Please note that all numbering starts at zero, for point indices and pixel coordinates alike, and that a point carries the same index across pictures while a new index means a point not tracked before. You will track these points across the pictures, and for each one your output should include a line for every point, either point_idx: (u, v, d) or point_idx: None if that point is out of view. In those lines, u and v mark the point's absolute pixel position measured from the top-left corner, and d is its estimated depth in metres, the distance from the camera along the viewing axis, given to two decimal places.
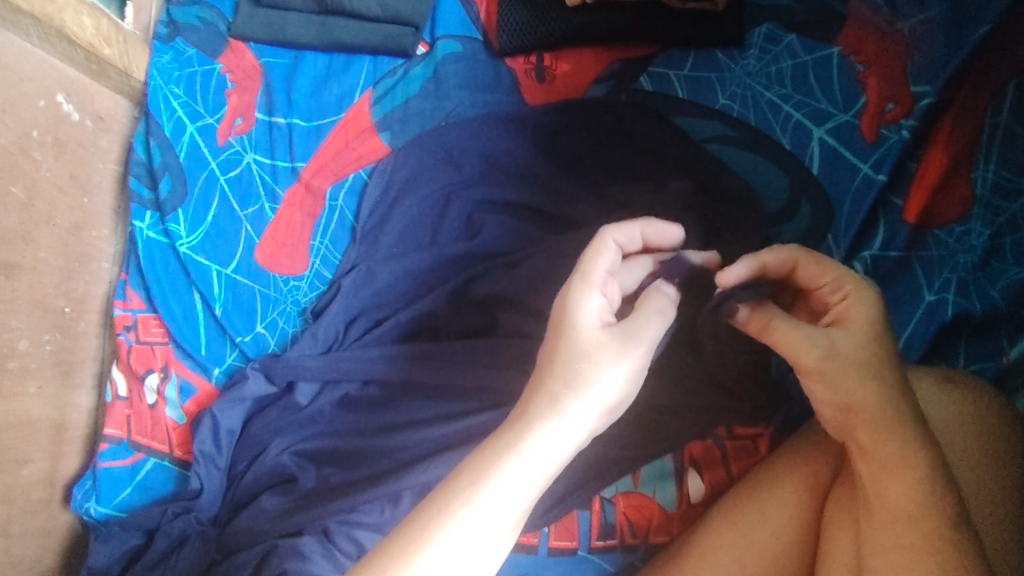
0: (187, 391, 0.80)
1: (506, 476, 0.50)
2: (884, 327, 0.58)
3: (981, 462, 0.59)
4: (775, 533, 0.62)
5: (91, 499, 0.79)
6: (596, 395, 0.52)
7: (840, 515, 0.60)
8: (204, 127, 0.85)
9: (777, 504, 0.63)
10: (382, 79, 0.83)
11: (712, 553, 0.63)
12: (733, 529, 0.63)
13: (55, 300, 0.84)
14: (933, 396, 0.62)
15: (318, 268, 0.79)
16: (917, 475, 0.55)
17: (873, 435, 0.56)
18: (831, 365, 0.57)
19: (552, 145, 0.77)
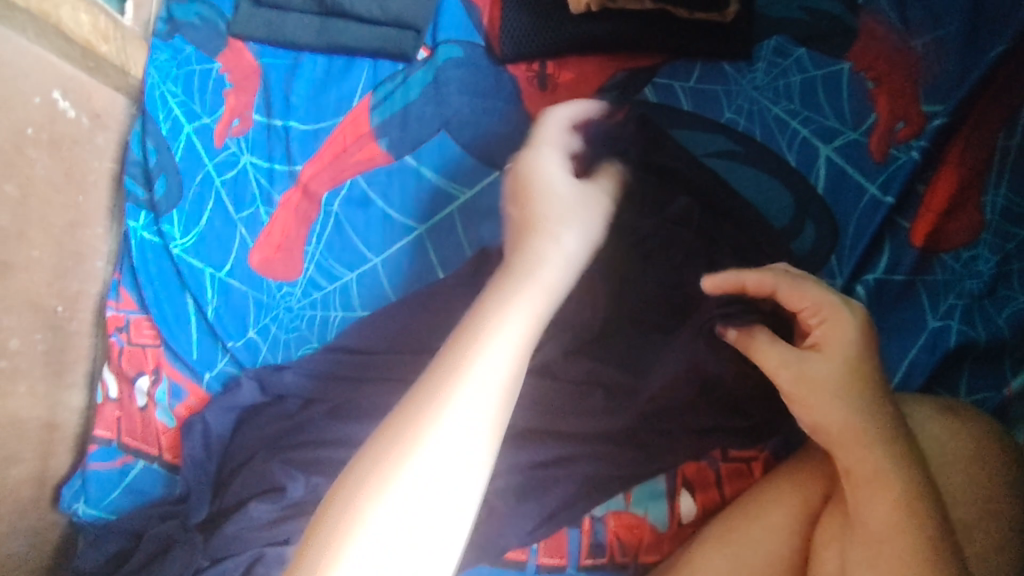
0: (178, 395, 0.79)
1: (463, 413, 0.49)
2: (865, 351, 0.56)
3: (978, 496, 0.58)
4: (765, 559, 0.61)
5: (81, 500, 0.79)
6: (545, 278, 0.57)
7: (828, 541, 0.58)
8: (201, 128, 0.83)
9: (765, 530, 0.62)
10: (382, 83, 0.80)
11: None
12: (721, 553, 0.62)
13: (47, 299, 0.83)
14: (930, 426, 0.60)
15: (313, 274, 0.78)
16: (904, 501, 0.54)
17: (857, 454, 0.55)
18: (806, 388, 0.56)
19: None
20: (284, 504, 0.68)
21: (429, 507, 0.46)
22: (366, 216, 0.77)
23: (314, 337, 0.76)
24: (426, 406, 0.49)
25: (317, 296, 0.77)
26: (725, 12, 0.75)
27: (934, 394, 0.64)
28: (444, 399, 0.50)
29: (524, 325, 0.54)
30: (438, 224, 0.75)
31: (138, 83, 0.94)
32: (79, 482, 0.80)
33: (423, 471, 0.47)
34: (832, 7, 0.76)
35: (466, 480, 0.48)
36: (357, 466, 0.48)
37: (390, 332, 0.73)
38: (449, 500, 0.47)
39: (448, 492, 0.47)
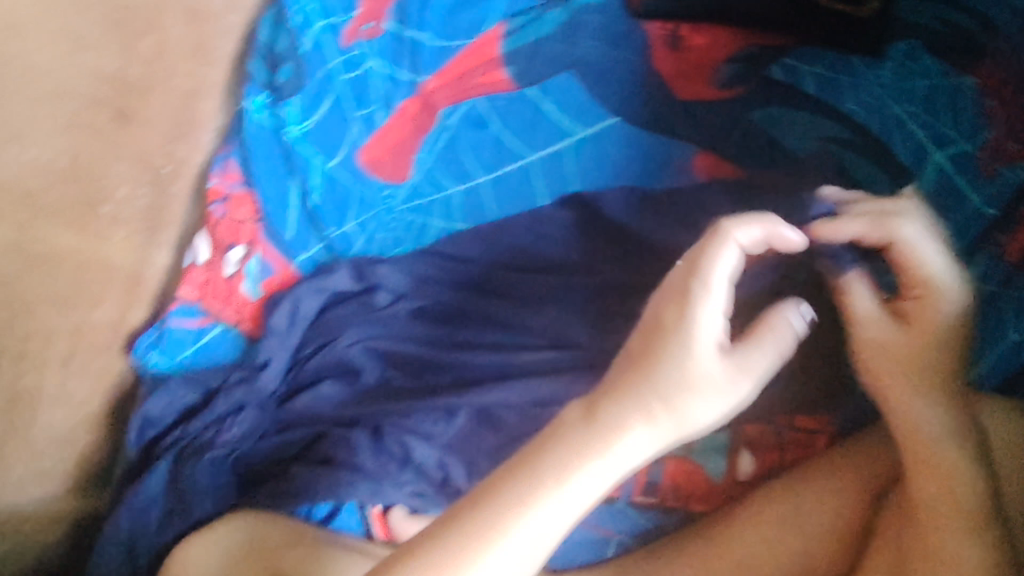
0: (268, 271, 0.82)
1: (584, 487, 0.57)
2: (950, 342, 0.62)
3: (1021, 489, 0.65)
4: (820, 523, 0.66)
5: (153, 350, 0.82)
6: (688, 421, 0.59)
7: (890, 520, 0.63)
8: (334, 24, 0.85)
9: (818, 495, 0.66)
10: (518, 14, 0.82)
11: (753, 528, 0.67)
12: (777, 510, 0.67)
13: (156, 158, 0.85)
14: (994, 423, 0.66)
15: (420, 182, 0.79)
16: (965, 487, 0.59)
17: (928, 445, 0.61)
18: (876, 341, 0.63)
19: (675, 112, 0.76)
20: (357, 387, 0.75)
21: (530, 545, 0.56)
22: (479, 136, 0.78)
23: (407, 242, 0.79)
24: (559, 468, 0.57)
25: (419, 202, 0.79)
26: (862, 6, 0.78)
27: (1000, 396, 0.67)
28: (578, 470, 0.57)
29: (694, 409, 0.58)
30: (548, 156, 0.77)
31: None
32: (154, 334, 0.83)
33: (540, 524, 0.56)
34: (969, 18, 0.74)
35: (559, 518, 0.56)
36: (441, 532, 0.56)
37: (498, 250, 0.78)
38: (544, 538, 0.56)
39: (549, 527, 0.56)
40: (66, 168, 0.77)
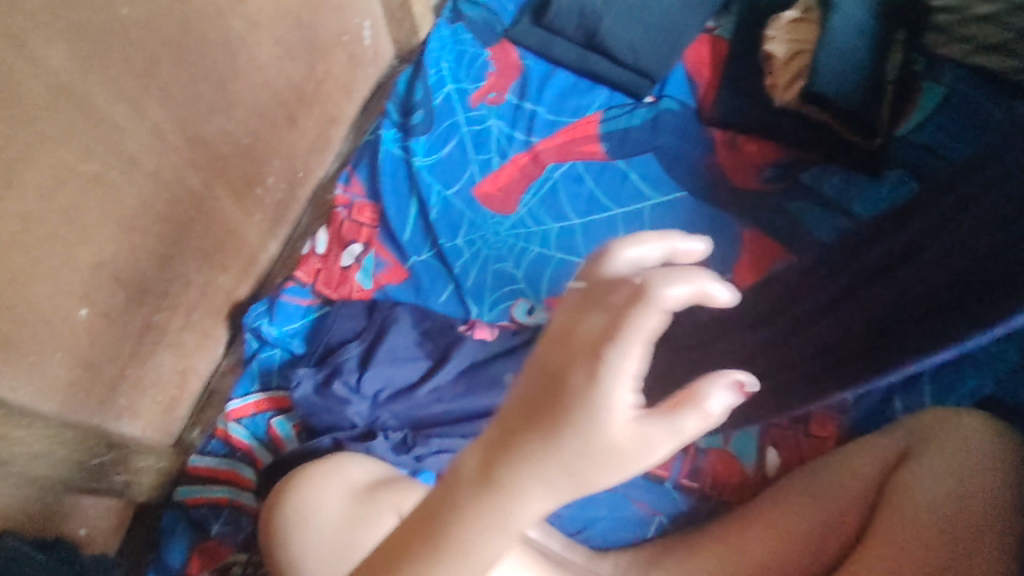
0: (381, 267, 0.96)
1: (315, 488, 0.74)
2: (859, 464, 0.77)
3: (995, 525, 0.65)
4: (832, 509, 0.75)
5: (265, 321, 0.94)
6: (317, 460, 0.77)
7: (893, 503, 0.71)
8: (463, 90, 1.08)
9: (840, 490, 0.76)
10: (613, 107, 1.05)
11: (774, 511, 0.78)
12: (809, 499, 0.77)
13: (298, 163, 1.02)
14: (923, 484, 0.70)
15: (524, 215, 0.97)
16: (942, 490, 0.69)
17: (941, 465, 0.70)
18: (827, 460, 0.80)
19: (719, 189, 0.96)
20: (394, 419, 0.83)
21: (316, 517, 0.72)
22: (577, 189, 0.98)
23: (510, 259, 0.94)
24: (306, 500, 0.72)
25: (521, 228, 0.97)
26: (874, 138, 0.93)
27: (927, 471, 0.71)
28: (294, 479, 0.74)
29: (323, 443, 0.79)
30: (633, 211, 0.96)
31: (410, 45, 1.18)
32: (266, 307, 0.95)
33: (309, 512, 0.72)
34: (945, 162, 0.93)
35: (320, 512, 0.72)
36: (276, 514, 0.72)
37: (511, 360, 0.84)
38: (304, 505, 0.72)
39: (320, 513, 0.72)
40: (246, 144, 0.90)
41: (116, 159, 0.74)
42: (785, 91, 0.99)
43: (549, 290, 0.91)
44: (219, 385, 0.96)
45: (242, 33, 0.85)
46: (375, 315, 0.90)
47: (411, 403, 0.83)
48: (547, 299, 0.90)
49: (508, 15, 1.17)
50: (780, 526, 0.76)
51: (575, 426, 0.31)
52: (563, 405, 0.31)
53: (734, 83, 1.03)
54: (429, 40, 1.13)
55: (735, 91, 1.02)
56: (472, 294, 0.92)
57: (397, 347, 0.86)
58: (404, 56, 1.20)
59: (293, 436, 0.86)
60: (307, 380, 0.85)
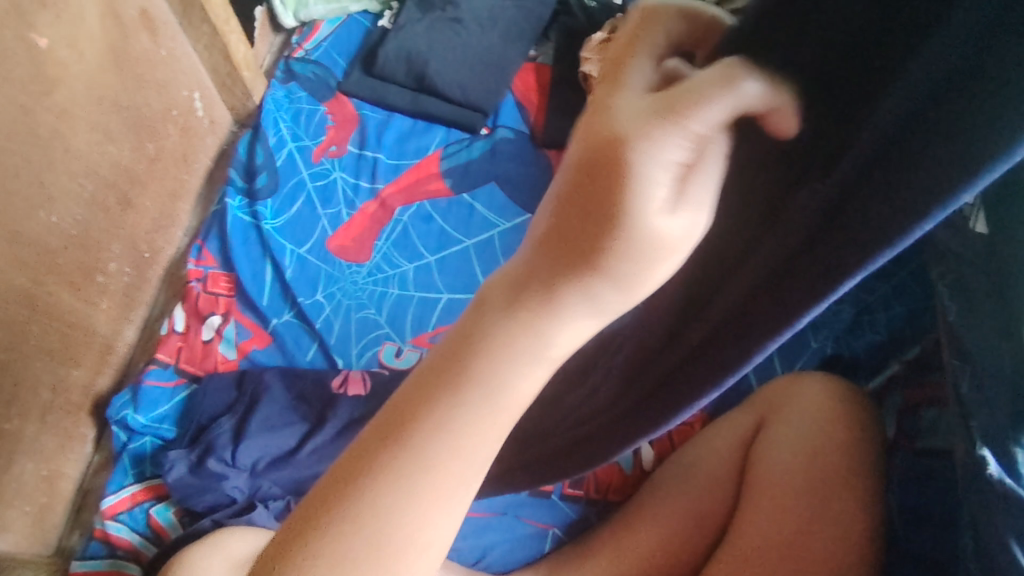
0: (244, 335, 0.95)
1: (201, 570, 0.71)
2: (722, 447, 0.83)
3: (842, 479, 0.72)
4: (705, 490, 0.80)
5: (130, 410, 0.91)
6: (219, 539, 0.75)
7: (756, 474, 0.76)
8: (303, 147, 1.09)
9: (706, 471, 0.81)
10: (452, 143, 1.08)
11: (652, 504, 0.81)
12: (679, 486, 0.81)
13: (141, 244, 1.00)
14: (779, 454, 0.76)
15: (379, 261, 0.99)
16: (797, 454, 0.75)
17: (793, 432, 0.77)
18: (690, 447, 0.85)
19: None
20: (275, 487, 0.82)
21: None
22: (427, 228, 1.01)
23: (372, 307, 0.95)
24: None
25: (379, 274, 0.98)
26: None
27: (784, 444, 0.76)
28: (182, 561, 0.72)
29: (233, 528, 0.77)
30: (484, 241, 1.00)
31: (248, 109, 1.18)
32: (130, 395, 0.93)
33: None
34: None
35: None
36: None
37: (383, 407, 0.85)
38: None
39: None
40: (76, 235, 0.89)
41: None
42: None
43: (413, 330, 0.94)
44: (93, 483, 0.93)
45: (53, 125, 0.84)
46: (244, 385, 0.89)
47: (291, 468, 0.83)
48: (414, 339, 0.93)
49: (340, 67, 1.19)
50: (659, 512, 0.80)
51: (625, 234, 0.28)
52: (599, 227, 0.28)
53: (560, 106, 1.09)
54: (263, 103, 1.14)
55: (562, 113, 1.08)
56: (336, 348, 0.93)
57: (272, 415, 0.86)
58: (243, 120, 1.20)
59: (175, 522, 0.84)
60: (179, 463, 0.84)
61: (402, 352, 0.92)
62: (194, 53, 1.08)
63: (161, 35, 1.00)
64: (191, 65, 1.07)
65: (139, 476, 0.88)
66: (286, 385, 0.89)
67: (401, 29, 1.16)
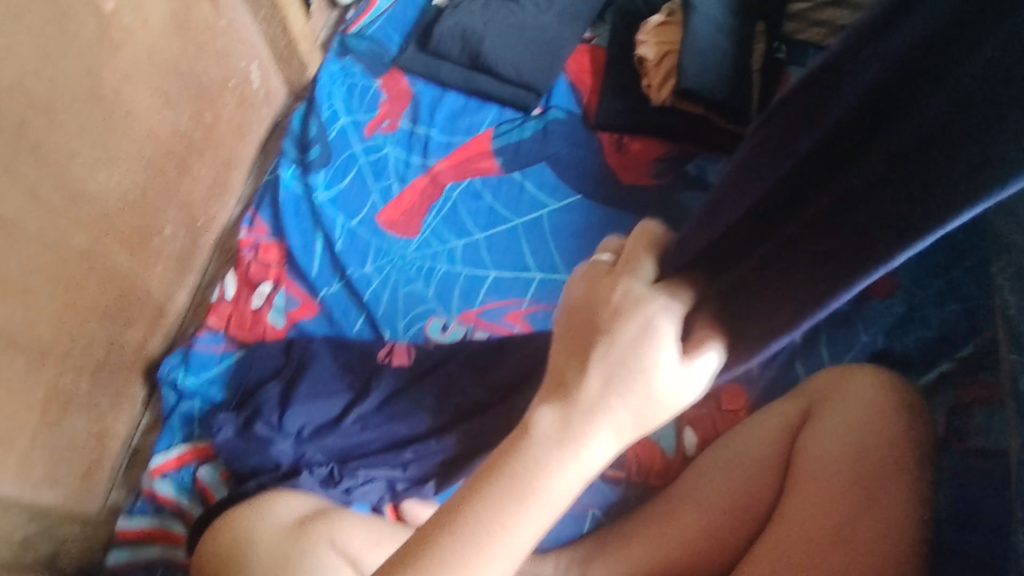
0: (293, 303, 0.96)
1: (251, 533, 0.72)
2: (768, 434, 0.80)
3: (896, 472, 0.70)
4: (749, 477, 0.78)
5: (180, 372, 0.93)
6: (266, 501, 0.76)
7: (804, 463, 0.75)
8: (356, 121, 1.10)
9: (751, 458, 0.79)
10: (503, 122, 1.08)
11: (694, 491, 0.80)
12: (723, 473, 0.80)
13: (196, 210, 1.02)
14: (829, 444, 0.74)
15: (428, 236, 1.00)
16: (849, 444, 0.73)
17: (846, 421, 0.75)
18: (734, 434, 0.83)
19: (611, 190, 1.01)
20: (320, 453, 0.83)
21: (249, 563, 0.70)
22: (476, 205, 1.01)
23: (419, 281, 0.96)
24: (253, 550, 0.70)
25: (428, 249, 0.99)
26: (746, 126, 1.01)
27: (834, 434, 0.74)
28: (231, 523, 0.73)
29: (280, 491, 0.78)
30: (533, 220, 1.00)
31: (303, 82, 1.20)
32: (181, 357, 0.95)
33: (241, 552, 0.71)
34: None
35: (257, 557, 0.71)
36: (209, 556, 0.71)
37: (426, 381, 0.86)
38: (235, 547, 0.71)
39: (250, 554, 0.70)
40: (136, 197, 0.90)
41: None
42: (660, 90, 1.04)
43: (460, 306, 0.94)
44: (141, 441, 0.95)
45: (116, 87, 0.85)
46: (292, 352, 0.91)
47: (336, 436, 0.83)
48: (460, 314, 0.93)
49: (395, 43, 1.19)
50: (703, 498, 0.79)
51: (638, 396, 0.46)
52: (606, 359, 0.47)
53: (614, 87, 1.08)
54: (318, 78, 1.15)
55: (616, 95, 1.07)
56: (383, 320, 0.93)
57: (318, 383, 0.87)
58: (297, 94, 1.21)
59: (220, 483, 0.85)
60: (227, 425, 0.85)
61: (448, 327, 0.92)
62: (254, 25, 1.09)
63: (224, 5, 1.02)
64: (250, 37, 1.09)
65: (187, 436, 0.89)
66: (332, 354, 0.90)
67: (457, 7, 1.16)
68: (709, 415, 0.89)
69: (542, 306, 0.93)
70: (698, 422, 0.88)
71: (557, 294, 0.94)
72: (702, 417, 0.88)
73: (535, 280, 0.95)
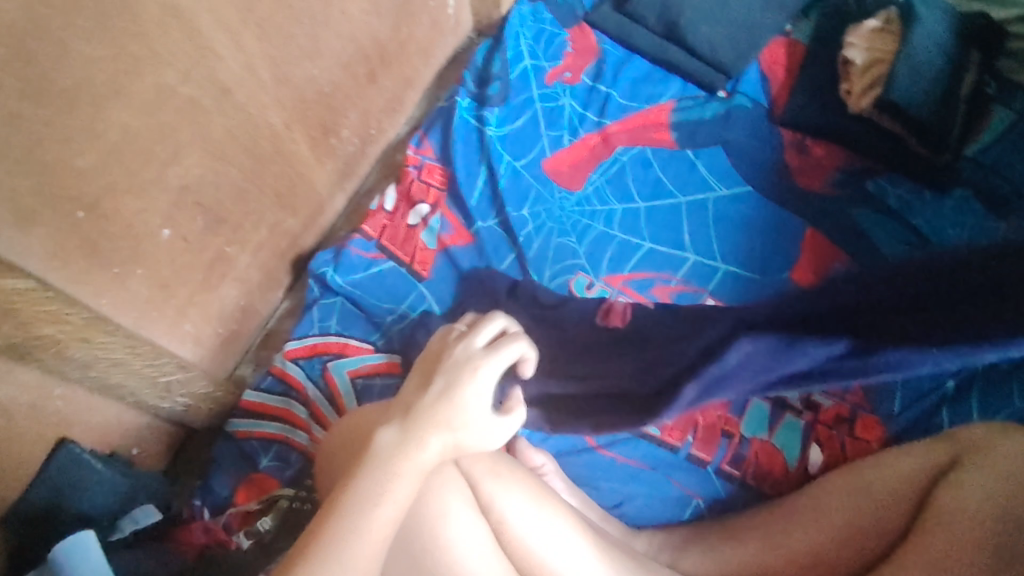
0: (447, 229, 0.97)
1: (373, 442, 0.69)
2: (900, 475, 0.75)
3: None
4: (869, 515, 0.74)
5: (330, 269, 0.96)
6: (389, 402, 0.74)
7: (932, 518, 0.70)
8: (538, 68, 1.09)
9: (875, 494, 0.75)
10: (686, 99, 1.06)
11: (804, 508, 0.78)
12: (840, 502, 0.76)
13: (371, 120, 1.04)
14: (962, 502, 0.69)
15: (590, 194, 0.99)
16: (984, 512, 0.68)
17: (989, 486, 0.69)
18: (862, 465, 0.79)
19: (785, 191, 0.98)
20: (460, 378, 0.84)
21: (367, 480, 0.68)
22: (644, 174, 1.00)
23: (573, 236, 0.95)
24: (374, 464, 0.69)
25: (587, 207, 0.98)
26: (939, 153, 0.96)
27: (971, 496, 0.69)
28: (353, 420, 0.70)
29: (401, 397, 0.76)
30: (698, 201, 0.98)
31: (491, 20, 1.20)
32: (332, 256, 0.97)
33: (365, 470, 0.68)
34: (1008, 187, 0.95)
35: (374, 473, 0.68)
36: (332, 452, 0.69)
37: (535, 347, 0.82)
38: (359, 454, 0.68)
39: None
40: (328, 93, 0.93)
41: (210, 87, 0.75)
42: (860, 98, 1.00)
43: (609, 269, 0.94)
44: (276, 328, 0.99)
45: None
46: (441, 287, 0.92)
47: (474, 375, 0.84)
48: (607, 278, 0.93)
49: None
50: (817, 519, 0.76)
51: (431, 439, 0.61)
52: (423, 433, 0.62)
53: (808, 85, 1.04)
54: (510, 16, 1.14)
55: (809, 97, 1.03)
56: (533, 264, 0.93)
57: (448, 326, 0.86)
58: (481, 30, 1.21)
59: (347, 381, 0.88)
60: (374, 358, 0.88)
61: (594, 286, 0.92)
62: None
63: None
64: None
65: (321, 331, 0.92)
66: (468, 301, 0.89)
67: None
68: (839, 437, 0.85)
69: (691, 288, 0.92)
70: (829, 439, 0.85)
71: (706, 279, 0.92)
72: (830, 434, 0.85)
73: (689, 260, 0.94)
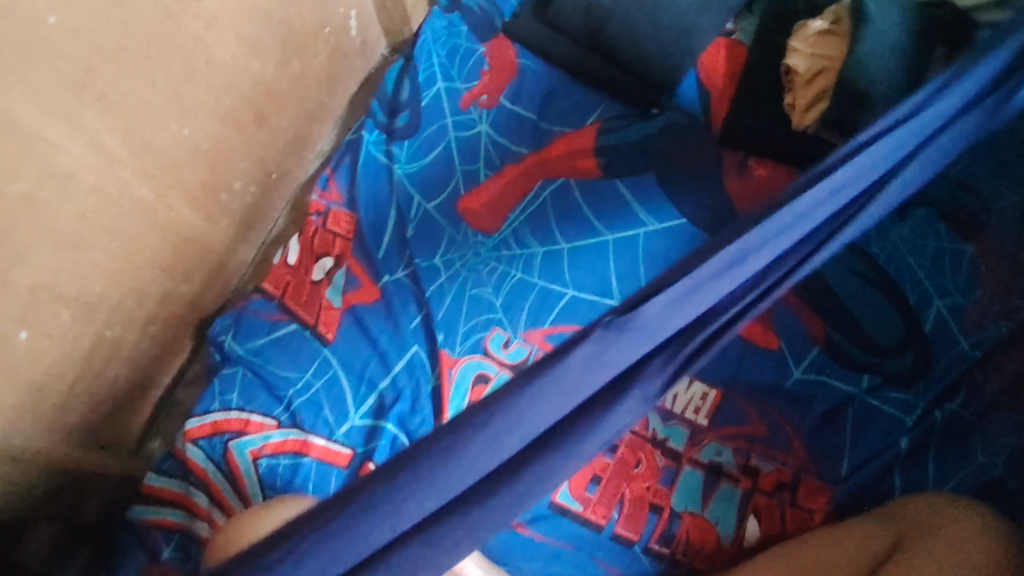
0: (353, 284, 0.90)
1: None
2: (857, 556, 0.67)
3: None
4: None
5: (229, 335, 0.90)
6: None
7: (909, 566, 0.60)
8: (453, 90, 1.00)
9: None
10: (613, 118, 0.96)
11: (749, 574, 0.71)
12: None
13: (270, 164, 0.96)
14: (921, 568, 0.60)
15: (506, 237, 0.89)
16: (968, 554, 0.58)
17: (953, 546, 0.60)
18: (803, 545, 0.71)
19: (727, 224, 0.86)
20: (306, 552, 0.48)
21: None
22: (566, 209, 0.89)
23: (488, 286, 0.87)
24: None
25: (503, 253, 0.89)
26: None
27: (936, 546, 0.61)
28: None
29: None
30: (625, 236, 0.87)
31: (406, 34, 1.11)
32: (232, 320, 0.91)
33: None
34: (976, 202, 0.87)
35: None
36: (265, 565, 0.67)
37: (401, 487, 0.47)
38: None
39: None
40: (207, 150, 0.84)
41: (48, 176, 0.67)
42: (803, 114, 0.88)
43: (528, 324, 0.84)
44: (182, 397, 0.93)
45: (198, 33, 0.77)
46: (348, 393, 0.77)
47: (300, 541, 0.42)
48: (526, 333, 0.83)
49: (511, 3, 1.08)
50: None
51: None
52: None
53: (747, 98, 0.92)
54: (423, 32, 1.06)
55: (748, 110, 0.91)
56: (441, 324, 0.85)
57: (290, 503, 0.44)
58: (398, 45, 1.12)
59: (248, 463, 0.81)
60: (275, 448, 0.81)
61: (509, 344, 0.83)
62: None
63: None
64: None
65: (221, 407, 0.86)
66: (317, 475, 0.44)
67: None
68: (779, 509, 0.77)
69: None
70: (768, 508, 0.77)
71: None
72: (768, 502, 0.77)
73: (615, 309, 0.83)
